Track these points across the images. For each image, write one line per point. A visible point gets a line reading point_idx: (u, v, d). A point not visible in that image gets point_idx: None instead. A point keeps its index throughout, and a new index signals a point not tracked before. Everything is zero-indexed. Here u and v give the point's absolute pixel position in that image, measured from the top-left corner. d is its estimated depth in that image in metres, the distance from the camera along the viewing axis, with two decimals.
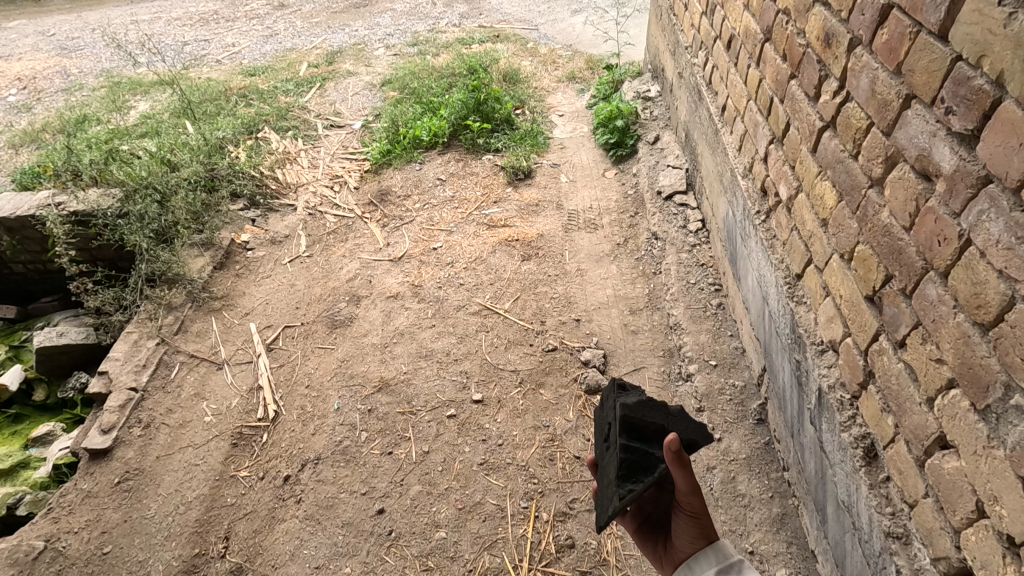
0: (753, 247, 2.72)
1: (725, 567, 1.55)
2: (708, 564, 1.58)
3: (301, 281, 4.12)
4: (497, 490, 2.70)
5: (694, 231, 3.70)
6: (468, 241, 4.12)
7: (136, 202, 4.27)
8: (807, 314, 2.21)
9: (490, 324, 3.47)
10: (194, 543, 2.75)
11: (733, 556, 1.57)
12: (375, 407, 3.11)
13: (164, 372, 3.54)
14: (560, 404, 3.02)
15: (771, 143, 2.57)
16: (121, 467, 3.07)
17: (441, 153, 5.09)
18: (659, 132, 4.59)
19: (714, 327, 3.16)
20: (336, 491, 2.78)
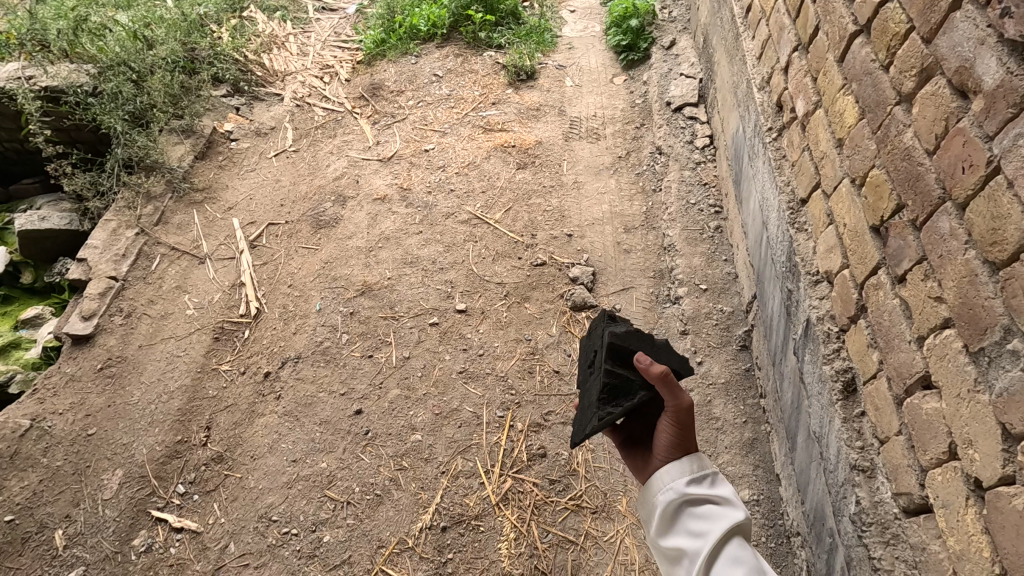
0: (760, 168, 2.54)
1: (698, 476, 1.54)
2: (681, 471, 1.55)
3: (286, 176, 3.94)
4: (474, 398, 2.71)
5: (701, 148, 3.48)
6: (462, 144, 3.89)
7: (109, 79, 3.98)
8: (806, 242, 2.09)
9: (479, 234, 3.35)
10: (176, 430, 2.80)
11: (707, 467, 1.55)
12: (357, 310, 3.07)
13: (145, 264, 3.46)
14: (544, 319, 2.98)
15: (796, 50, 2.32)
16: (103, 354, 3.08)
17: (439, 46, 4.71)
18: (675, 36, 4.20)
19: (708, 251, 3.05)
20: (315, 390, 2.80)
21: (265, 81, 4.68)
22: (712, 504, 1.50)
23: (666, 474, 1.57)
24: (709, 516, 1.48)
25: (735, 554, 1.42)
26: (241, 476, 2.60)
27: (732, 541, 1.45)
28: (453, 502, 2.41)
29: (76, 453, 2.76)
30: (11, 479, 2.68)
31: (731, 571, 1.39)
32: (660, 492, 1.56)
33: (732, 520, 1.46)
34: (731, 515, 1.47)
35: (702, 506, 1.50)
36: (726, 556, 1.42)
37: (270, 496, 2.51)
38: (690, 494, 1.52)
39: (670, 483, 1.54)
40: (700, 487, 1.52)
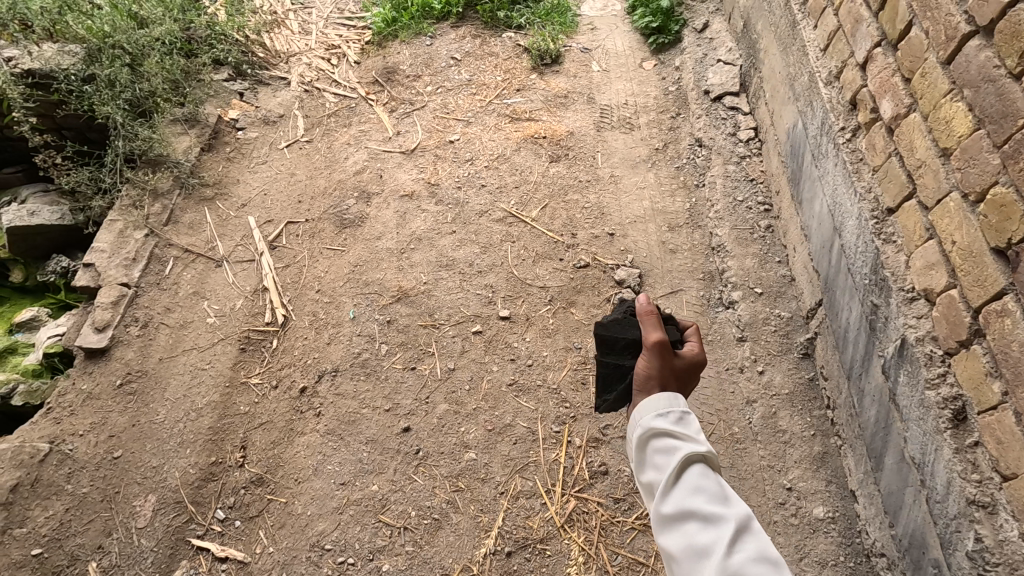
0: (829, 169, 2.41)
1: (666, 412, 1.49)
2: (650, 407, 1.52)
3: (301, 169, 3.70)
4: (527, 412, 2.59)
5: (745, 141, 3.31)
6: (488, 134, 3.69)
7: (103, 64, 3.66)
8: (896, 255, 1.99)
9: (517, 234, 3.19)
10: (209, 451, 2.65)
11: (674, 404, 1.50)
12: (394, 318, 2.90)
13: (158, 268, 3.23)
14: (592, 325, 2.85)
15: (878, 46, 2.17)
16: (122, 368, 2.89)
17: (454, 26, 4.43)
18: (708, 18, 3.97)
19: (761, 252, 2.92)
20: (357, 406, 2.65)
21: (268, 63, 4.37)
22: (679, 437, 1.45)
23: (636, 412, 1.54)
24: (674, 449, 1.42)
25: (696, 481, 1.36)
26: (287, 501, 2.46)
27: (694, 470, 1.38)
28: (516, 524, 2.32)
29: (102, 478, 2.59)
30: (34, 509, 2.50)
31: (689, 497, 1.33)
32: (630, 431, 1.52)
33: (695, 451, 1.40)
34: (694, 447, 1.41)
35: (666, 439, 1.44)
36: (686, 483, 1.36)
37: (320, 522, 2.38)
38: (654, 429, 1.46)
39: (638, 421, 1.51)
40: (665, 423, 1.47)
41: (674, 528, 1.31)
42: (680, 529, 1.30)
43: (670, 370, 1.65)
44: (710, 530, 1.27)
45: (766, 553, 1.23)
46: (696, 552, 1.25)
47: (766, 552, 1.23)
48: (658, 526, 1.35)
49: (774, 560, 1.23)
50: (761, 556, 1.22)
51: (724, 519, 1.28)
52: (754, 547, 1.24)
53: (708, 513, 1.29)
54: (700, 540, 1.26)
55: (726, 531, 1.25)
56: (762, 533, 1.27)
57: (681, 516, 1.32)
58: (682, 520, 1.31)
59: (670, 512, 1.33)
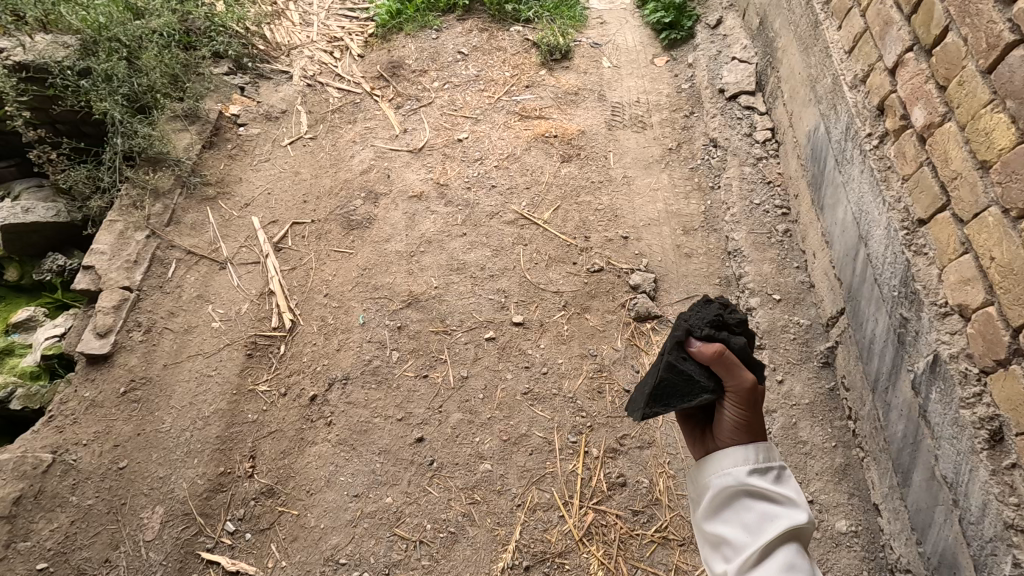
0: (855, 176, 2.35)
1: (763, 471, 1.49)
2: (743, 461, 1.51)
3: (306, 168, 3.61)
4: (543, 422, 2.55)
5: (761, 142, 3.25)
6: (498, 133, 3.61)
7: (99, 58, 3.54)
8: (928, 268, 1.94)
9: (529, 236, 3.12)
10: (217, 461, 2.59)
11: (773, 464, 1.50)
12: (405, 324, 2.84)
13: (160, 270, 3.15)
14: (608, 332, 2.80)
15: (909, 50, 2.11)
16: (125, 375, 2.82)
17: (460, 19, 4.33)
18: (722, 13, 3.89)
19: (779, 257, 2.87)
20: (369, 415, 2.60)
21: (269, 56, 4.25)
22: (772, 502, 1.44)
23: (725, 460, 1.53)
24: (765, 515, 1.42)
25: (786, 554, 1.36)
26: (299, 514, 2.42)
27: (785, 541, 1.38)
28: (533, 538, 2.28)
29: (107, 489, 2.53)
30: (38, 522, 2.44)
31: (776, 568, 1.34)
32: (718, 481, 1.53)
33: (789, 524, 1.39)
34: (789, 519, 1.40)
35: (760, 500, 1.45)
36: (775, 555, 1.36)
37: (334, 536, 2.33)
38: (750, 484, 1.47)
39: (729, 474, 1.51)
40: (762, 485, 1.46)
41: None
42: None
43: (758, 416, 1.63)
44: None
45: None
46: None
47: None
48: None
49: None
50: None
51: None
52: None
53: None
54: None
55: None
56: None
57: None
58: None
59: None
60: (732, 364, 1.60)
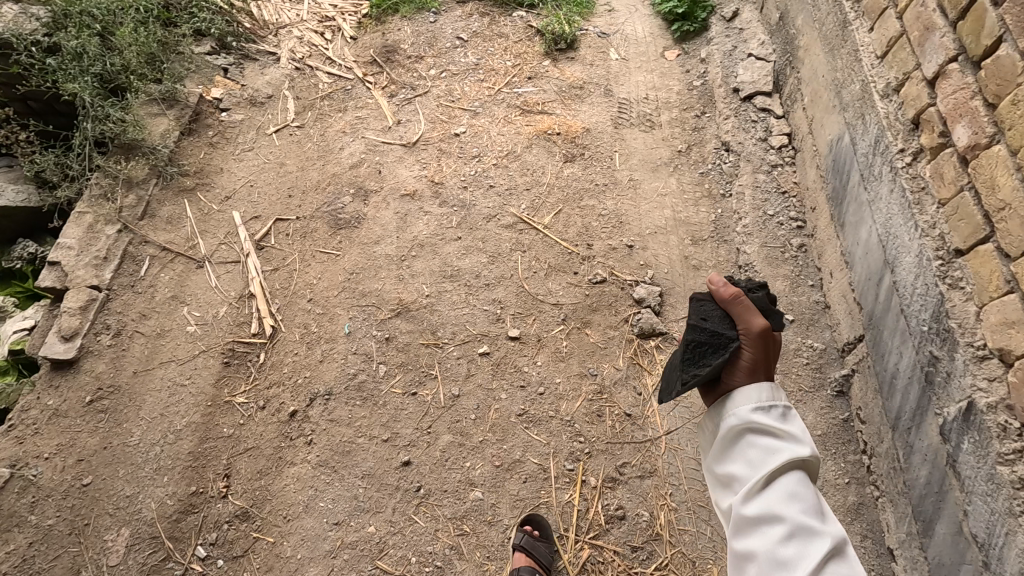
0: (883, 195, 2.17)
1: (767, 407, 1.39)
2: (750, 401, 1.41)
3: (291, 159, 3.38)
4: (539, 447, 2.39)
5: (777, 147, 3.04)
6: (497, 128, 3.39)
7: (68, 33, 3.26)
8: (965, 305, 1.77)
9: (528, 242, 2.93)
10: (189, 480, 2.43)
11: (778, 400, 1.40)
12: (393, 335, 2.66)
13: (132, 268, 2.94)
14: (609, 349, 2.64)
15: (953, 61, 1.91)
16: (92, 383, 2.63)
17: (460, 2, 4.07)
18: (738, 5, 3.65)
19: (792, 273, 2.69)
20: (353, 435, 2.44)
21: (255, 35, 3.97)
22: (776, 438, 1.35)
23: (731, 400, 1.44)
24: (771, 450, 1.33)
25: (792, 489, 1.29)
26: (275, 541, 2.27)
27: (791, 475, 1.31)
28: None
29: (70, 508, 2.37)
30: None
31: (782, 503, 1.27)
32: (725, 422, 1.44)
33: (795, 459, 1.30)
34: (795, 454, 1.31)
35: (764, 436, 1.36)
36: (782, 489, 1.28)
37: (312, 567, 2.19)
38: (753, 421, 1.38)
39: (735, 411, 1.41)
40: (768, 422, 1.37)
41: (757, 530, 1.26)
42: (763, 534, 1.25)
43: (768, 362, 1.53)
44: (795, 543, 1.21)
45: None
46: (775, 560, 1.20)
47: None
48: (737, 523, 1.30)
49: None
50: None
51: (815, 534, 1.22)
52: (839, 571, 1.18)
53: (799, 524, 1.23)
54: (783, 550, 1.21)
55: (817, 549, 1.19)
56: (849, 558, 1.21)
57: (766, 521, 1.26)
58: (769, 524, 1.25)
59: (755, 514, 1.27)
60: (747, 309, 1.53)
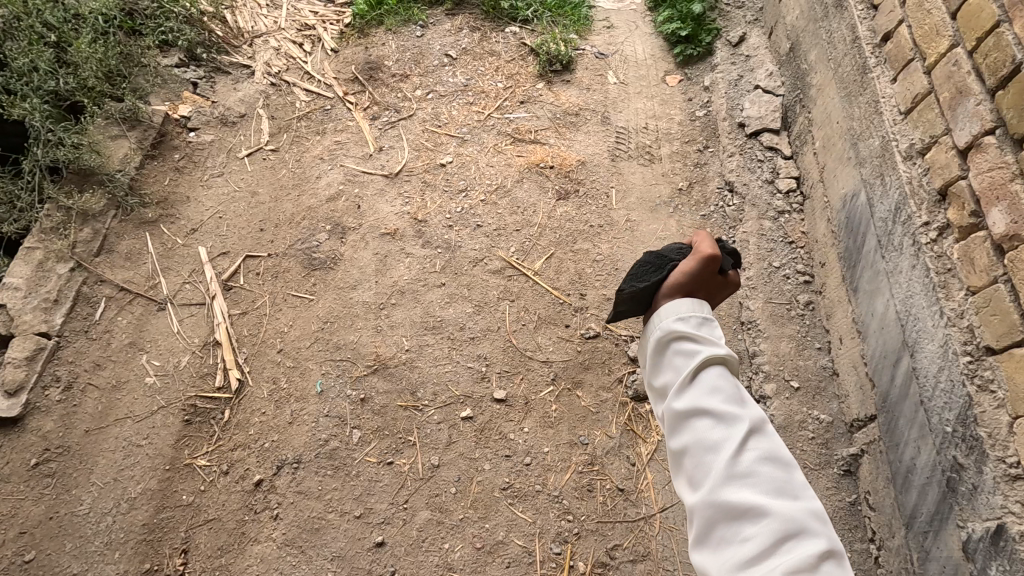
0: (905, 268, 2.00)
1: (688, 316, 1.32)
2: (672, 311, 1.35)
3: (264, 187, 3.13)
4: (523, 526, 2.22)
5: (784, 192, 2.85)
6: (486, 158, 3.17)
7: (17, 46, 2.98)
8: (996, 412, 1.60)
9: (517, 290, 2.74)
10: (143, 556, 2.23)
11: (699, 309, 1.33)
12: (369, 396, 2.47)
13: (86, 311, 2.71)
14: (600, 414, 2.45)
15: (991, 134, 1.72)
16: (38, 444, 2.41)
17: (449, 15, 3.82)
18: (745, 29, 3.44)
19: (798, 333, 2.51)
20: (323, 510, 2.26)
21: (228, 45, 3.67)
22: (699, 343, 1.28)
23: (656, 316, 1.37)
24: (693, 351, 1.27)
25: (714, 382, 1.23)
26: None
27: (712, 371, 1.25)
28: None
29: None
30: None
31: (706, 397, 1.21)
32: (647, 333, 1.37)
33: (715, 352, 1.26)
34: (715, 349, 1.26)
35: (686, 342, 1.28)
36: (703, 381, 1.23)
37: None
38: (675, 330, 1.31)
39: (658, 323, 1.34)
40: (687, 325, 1.31)
41: (684, 426, 1.20)
42: (689, 428, 1.19)
43: (708, 286, 1.42)
44: (722, 428, 1.17)
45: (776, 454, 1.16)
46: (704, 449, 1.16)
47: (777, 453, 1.15)
48: (666, 422, 1.24)
49: (784, 460, 1.16)
50: (771, 457, 1.14)
51: (739, 421, 1.17)
52: (766, 448, 1.16)
53: (723, 413, 1.18)
54: (711, 436, 1.16)
55: (740, 431, 1.15)
56: (774, 434, 1.19)
57: (693, 416, 1.20)
58: (694, 418, 1.20)
59: (682, 410, 1.21)
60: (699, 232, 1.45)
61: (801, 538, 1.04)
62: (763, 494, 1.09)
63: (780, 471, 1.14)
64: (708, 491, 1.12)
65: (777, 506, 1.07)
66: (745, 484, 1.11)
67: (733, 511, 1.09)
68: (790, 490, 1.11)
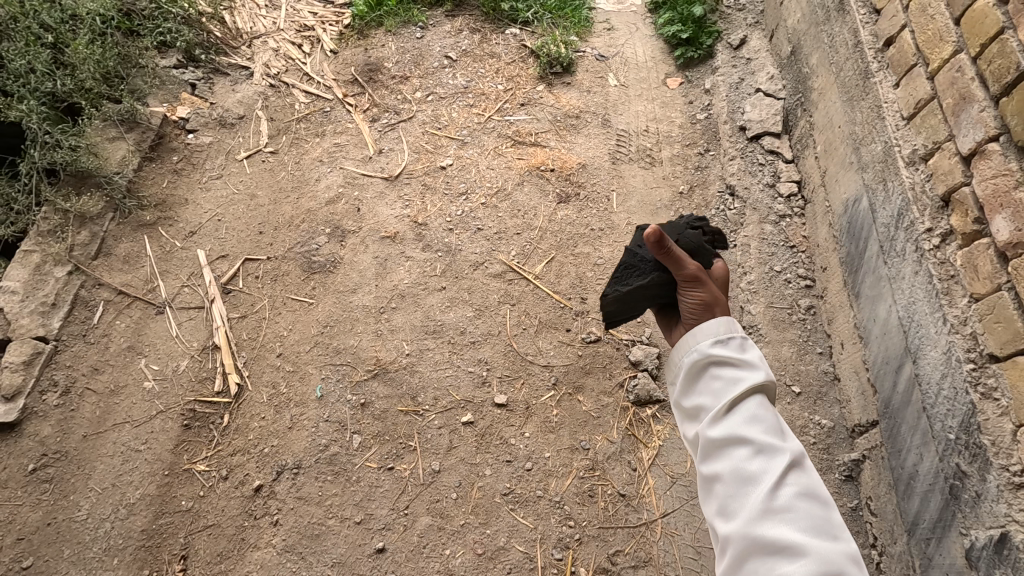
0: (907, 274, 1.99)
1: (726, 339, 1.38)
2: (707, 333, 1.41)
3: (263, 190, 3.11)
4: (524, 532, 2.21)
5: (785, 196, 2.85)
6: (487, 161, 3.16)
7: (14, 47, 2.95)
8: (1000, 420, 1.60)
9: (517, 294, 2.73)
10: (141, 562, 2.21)
11: (735, 331, 1.40)
12: (369, 401, 2.46)
13: (84, 315, 2.69)
14: (602, 419, 2.45)
15: (994, 142, 1.71)
16: (36, 449, 2.39)
17: (449, 16, 3.81)
18: (746, 32, 3.44)
19: (800, 338, 2.51)
20: (323, 516, 2.25)
21: (227, 46, 3.65)
22: (738, 367, 1.34)
23: (691, 337, 1.43)
24: (733, 377, 1.32)
25: (753, 411, 1.27)
26: None
27: (752, 399, 1.29)
28: None
29: None
30: None
31: (745, 425, 1.25)
32: (686, 354, 1.42)
33: (756, 380, 1.30)
34: (754, 376, 1.31)
35: (725, 366, 1.34)
36: (743, 410, 1.27)
37: None
38: (713, 353, 1.37)
39: (696, 345, 1.40)
40: (725, 348, 1.37)
41: (722, 453, 1.24)
42: (727, 455, 1.23)
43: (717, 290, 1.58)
44: (760, 459, 1.20)
45: (815, 490, 1.18)
46: (741, 478, 1.19)
47: (815, 490, 1.18)
48: (703, 449, 1.28)
49: (822, 498, 1.18)
50: (810, 493, 1.16)
51: (778, 454, 1.20)
52: (804, 484, 1.18)
53: (762, 444, 1.22)
54: (749, 467, 1.20)
55: (779, 464, 1.18)
56: (813, 471, 1.22)
57: (730, 443, 1.24)
58: (732, 446, 1.24)
59: (720, 436, 1.25)
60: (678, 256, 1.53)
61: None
62: (801, 530, 1.11)
63: (818, 508, 1.16)
64: (745, 522, 1.15)
65: (813, 543, 1.09)
66: (782, 518, 1.13)
67: (767, 544, 1.11)
68: (827, 528, 1.12)
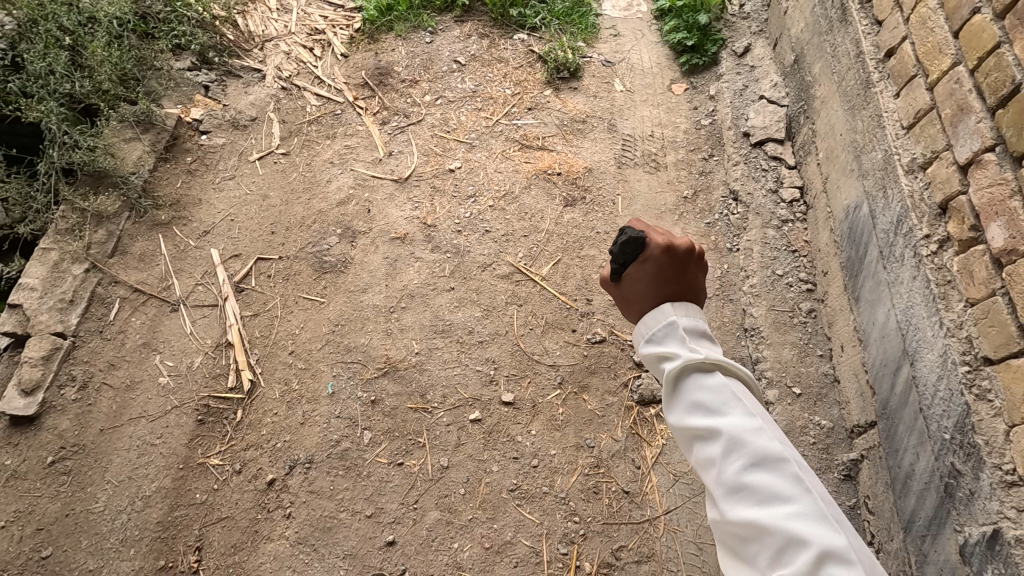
0: (906, 279, 2.05)
1: (649, 338, 1.41)
2: (640, 337, 1.45)
3: (275, 190, 3.17)
4: (530, 527, 2.27)
5: (787, 201, 2.91)
6: (495, 164, 3.22)
7: (34, 50, 3.02)
8: (993, 420, 1.65)
9: (524, 295, 2.79)
10: (157, 553, 2.27)
11: (656, 328, 1.41)
12: (380, 398, 2.52)
13: (100, 312, 2.75)
14: (606, 418, 2.50)
15: (989, 152, 1.77)
16: (54, 442, 2.45)
17: (458, 21, 3.87)
18: (750, 40, 3.51)
19: (800, 341, 2.57)
20: (335, 509, 2.31)
21: (240, 49, 3.72)
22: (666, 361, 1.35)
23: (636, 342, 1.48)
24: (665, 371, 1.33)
25: (691, 396, 1.26)
26: None
27: (687, 385, 1.28)
28: None
29: None
30: None
31: (687, 416, 1.25)
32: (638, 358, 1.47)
33: (678, 368, 1.29)
34: (677, 364, 1.30)
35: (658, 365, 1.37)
36: (681, 401, 1.27)
37: None
38: (646, 357, 1.41)
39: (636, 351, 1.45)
40: (653, 346, 1.39)
41: (686, 446, 1.27)
42: (688, 449, 1.25)
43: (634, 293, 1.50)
44: (707, 446, 1.20)
45: (765, 454, 1.13)
46: (703, 468, 1.21)
47: (763, 454, 1.13)
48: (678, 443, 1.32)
49: (774, 458, 1.13)
50: (757, 462, 1.13)
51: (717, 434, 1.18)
52: (749, 453, 1.14)
53: (700, 429, 1.21)
54: (702, 457, 1.21)
55: (720, 446, 1.17)
56: (762, 433, 1.16)
57: (686, 436, 1.26)
58: (687, 438, 1.25)
59: (676, 433, 1.28)
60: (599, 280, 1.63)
61: (796, 548, 1.03)
62: (754, 506, 1.10)
63: (772, 473, 1.12)
64: (715, 510, 1.17)
65: (769, 517, 1.07)
66: (735, 500, 1.13)
67: (732, 528, 1.12)
68: (780, 493, 1.09)
